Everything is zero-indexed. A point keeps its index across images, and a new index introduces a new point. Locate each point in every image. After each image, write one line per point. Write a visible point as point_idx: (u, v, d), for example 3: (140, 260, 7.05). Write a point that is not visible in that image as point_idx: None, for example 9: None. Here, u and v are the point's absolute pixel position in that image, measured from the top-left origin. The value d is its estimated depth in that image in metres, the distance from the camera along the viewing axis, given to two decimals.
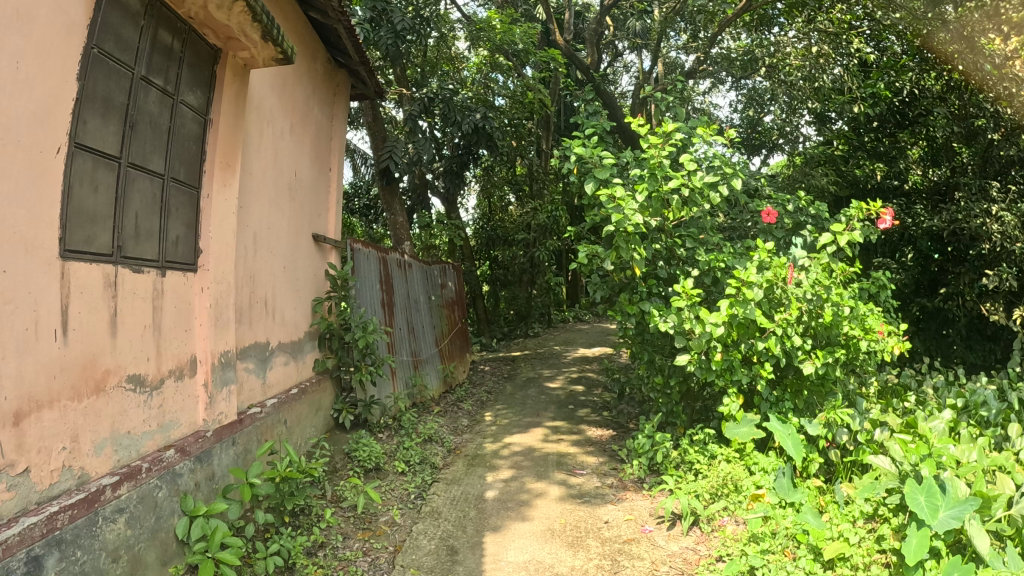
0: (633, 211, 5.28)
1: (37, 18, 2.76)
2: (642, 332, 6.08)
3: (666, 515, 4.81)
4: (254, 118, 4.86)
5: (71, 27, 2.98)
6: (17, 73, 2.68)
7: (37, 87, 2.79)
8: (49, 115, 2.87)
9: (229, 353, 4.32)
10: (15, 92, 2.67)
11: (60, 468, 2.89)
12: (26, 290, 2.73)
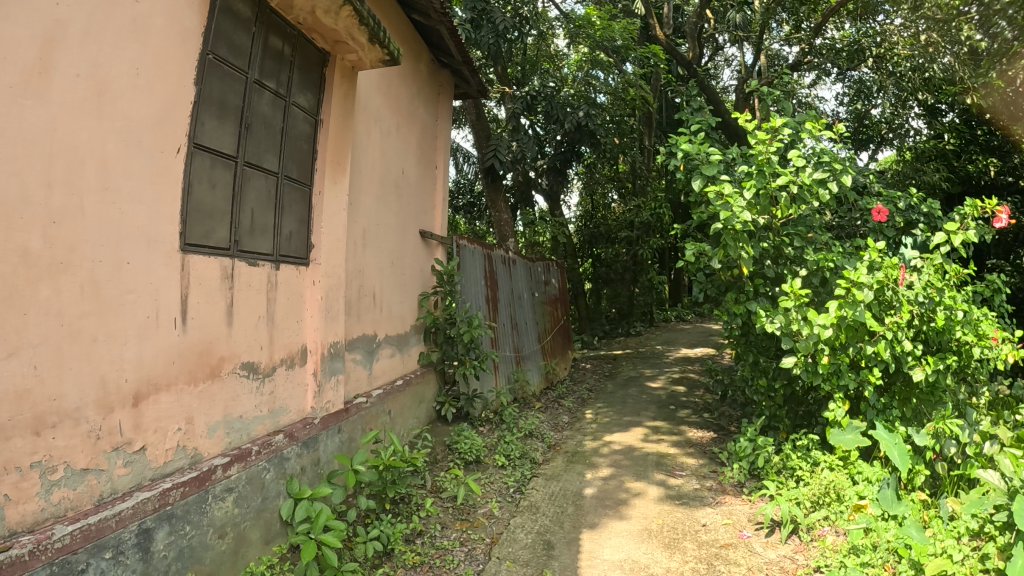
0: (742, 209, 5.16)
1: (154, 27, 2.94)
2: (748, 333, 5.96)
3: (766, 522, 4.67)
4: (363, 118, 5.01)
5: (186, 33, 3.15)
6: (137, 79, 2.86)
7: (155, 91, 2.97)
8: (169, 117, 3.05)
9: (338, 344, 4.48)
10: (136, 96, 2.86)
11: (174, 448, 3.07)
12: (148, 280, 2.92)
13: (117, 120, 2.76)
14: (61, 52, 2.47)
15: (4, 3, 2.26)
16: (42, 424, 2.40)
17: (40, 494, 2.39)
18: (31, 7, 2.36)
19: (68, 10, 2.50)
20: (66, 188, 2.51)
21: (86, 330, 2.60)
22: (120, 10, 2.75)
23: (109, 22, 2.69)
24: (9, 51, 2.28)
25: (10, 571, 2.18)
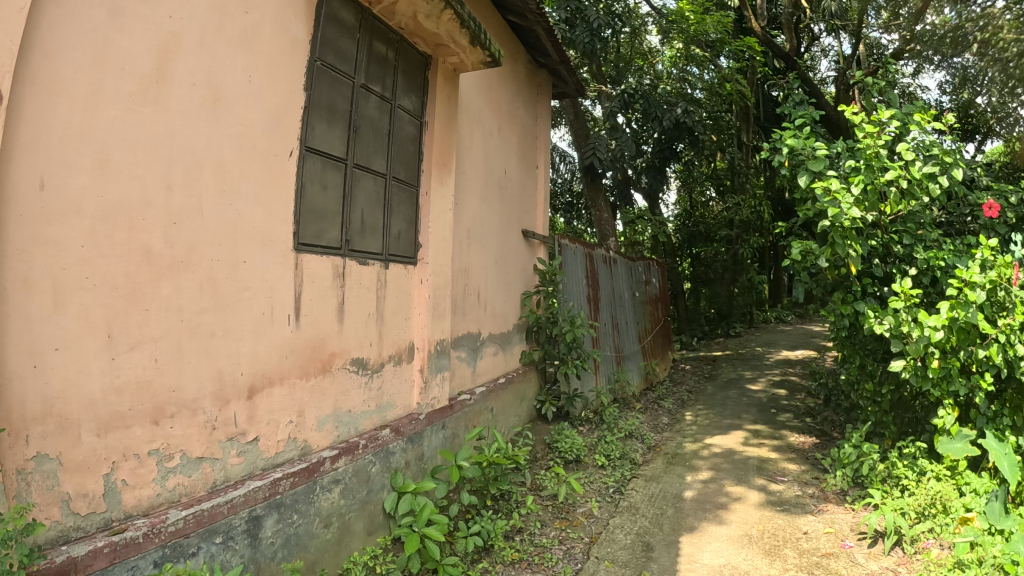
0: (850, 205, 4.95)
1: (264, 37, 3.07)
2: (855, 335, 5.68)
3: (870, 533, 4.48)
4: (465, 119, 5.08)
5: (294, 41, 3.27)
6: (250, 86, 2.99)
7: (267, 97, 3.10)
8: (281, 122, 3.19)
9: (443, 341, 4.56)
10: (249, 103, 2.99)
11: (286, 439, 3.19)
12: (264, 279, 3.05)
13: (231, 125, 2.89)
14: (176, 62, 2.62)
15: (121, 18, 2.40)
16: (161, 414, 2.55)
17: (155, 480, 2.53)
18: (147, 21, 2.50)
19: (181, 22, 2.64)
20: (185, 191, 2.65)
21: (204, 325, 2.74)
22: (231, 22, 2.88)
23: (219, 32, 2.82)
24: (127, 62, 2.43)
25: (125, 552, 2.32)
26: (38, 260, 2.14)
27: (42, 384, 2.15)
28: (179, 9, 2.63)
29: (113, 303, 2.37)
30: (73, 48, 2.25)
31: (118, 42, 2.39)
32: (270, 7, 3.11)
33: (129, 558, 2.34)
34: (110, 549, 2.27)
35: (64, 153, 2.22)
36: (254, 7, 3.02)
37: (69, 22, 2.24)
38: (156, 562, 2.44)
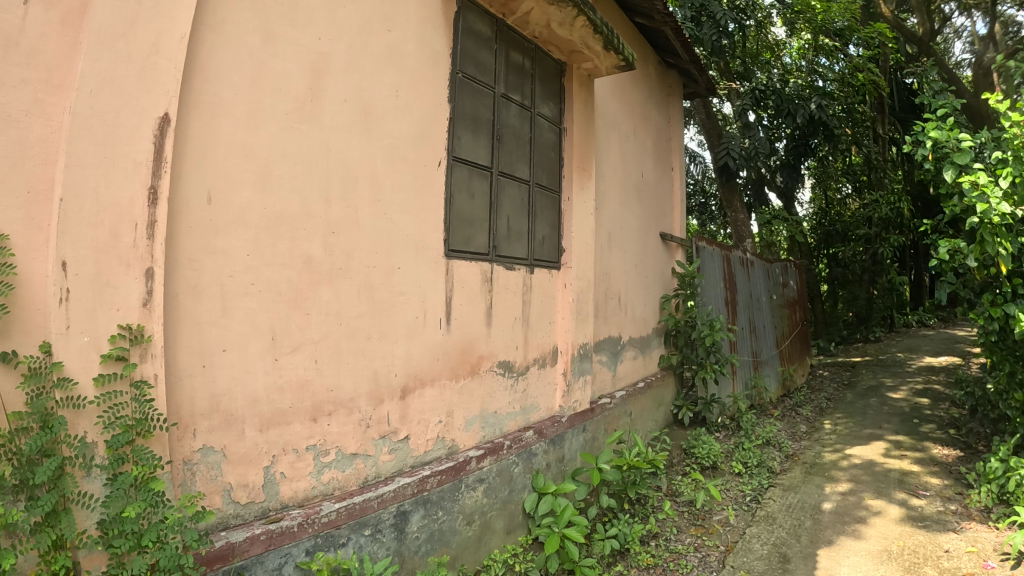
0: (999, 199, 4.63)
1: (407, 53, 3.20)
2: (1003, 339, 5.27)
3: (1013, 553, 4.14)
4: (602, 125, 5.09)
5: (436, 56, 3.39)
6: (397, 101, 3.13)
7: (414, 110, 3.23)
8: (429, 133, 3.31)
9: (586, 344, 4.59)
10: (398, 117, 3.13)
11: (435, 438, 3.31)
12: (417, 284, 3.19)
13: (382, 138, 3.04)
14: (328, 81, 2.78)
15: (275, 43, 2.59)
16: (319, 412, 2.70)
17: (311, 474, 2.68)
18: (298, 44, 2.68)
19: (330, 43, 2.81)
20: (342, 201, 2.82)
21: (361, 328, 2.89)
22: (375, 40, 3.03)
23: (366, 50, 2.97)
24: (282, 83, 2.61)
25: (279, 540, 2.45)
26: (206, 267, 2.34)
27: (210, 382, 2.34)
28: (327, 31, 2.80)
29: (276, 307, 2.55)
30: (232, 73, 2.45)
31: (273, 65, 2.58)
32: (412, 24, 3.24)
33: (283, 545, 2.47)
34: (266, 536, 2.41)
35: (229, 169, 2.42)
36: (397, 25, 3.16)
37: (227, 49, 2.44)
38: (309, 551, 2.56)
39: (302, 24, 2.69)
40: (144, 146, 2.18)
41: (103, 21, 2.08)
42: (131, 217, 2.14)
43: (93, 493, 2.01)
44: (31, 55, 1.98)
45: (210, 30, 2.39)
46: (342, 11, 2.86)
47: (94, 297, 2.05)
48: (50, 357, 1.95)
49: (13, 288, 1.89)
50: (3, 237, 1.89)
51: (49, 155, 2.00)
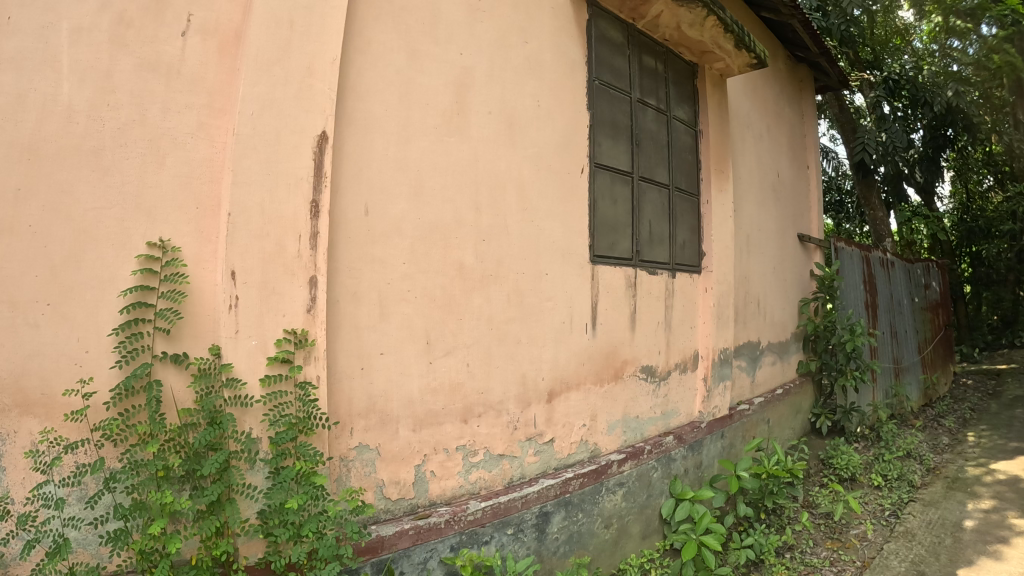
0: None
1: (544, 64, 3.11)
2: None
3: None
4: (735, 125, 4.93)
5: (573, 64, 3.28)
6: (539, 110, 3.05)
7: (557, 117, 3.14)
8: (572, 139, 3.21)
9: (727, 349, 4.37)
10: (539, 126, 3.05)
11: (578, 441, 3.19)
12: (564, 288, 3.11)
13: (528, 148, 2.98)
14: (473, 95, 2.77)
15: (420, 60, 2.61)
16: (470, 413, 2.68)
17: (460, 473, 2.65)
18: (442, 60, 2.69)
19: (472, 57, 2.79)
20: (492, 210, 2.80)
21: (512, 332, 2.86)
22: (513, 52, 2.97)
23: (506, 61, 2.94)
24: (430, 98, 2.63)
25: (427, 535, 2.44)
26: (366, 275, 2.40)
27: (368, 385, 2.38)
28: (468, 45, 2.79)
29: (432, 313, 2.58)
30: (382, 90, 2.51)
31: (420, 81, 2.61)
32: (548, 35, 3.14)
33: (429, 540, 2.45)
34: (414, 531, 2.41)
35: (384, 182, 2.47)
36: (534, 35, 3.07)
37: (374, 68, 2.49)
38: (453, 547, 2.52)
39: (444, 41, 2.70)
40: (304, 163, 2.27)
41: (258, 48, 2.20)
42: (295, 229, 2.24)
43: (257, 485, 2.16)
44: (193, 83, 2.26)
45: (357, 52, 2.45)
46: (482, 25, 2.84)
47: (262, 303, 2.19)
48: (221, 359, 2.13)
49: (184, 294, 2.16)
50: (175, 249, 2.18)
51: (214, 173, 2.27)
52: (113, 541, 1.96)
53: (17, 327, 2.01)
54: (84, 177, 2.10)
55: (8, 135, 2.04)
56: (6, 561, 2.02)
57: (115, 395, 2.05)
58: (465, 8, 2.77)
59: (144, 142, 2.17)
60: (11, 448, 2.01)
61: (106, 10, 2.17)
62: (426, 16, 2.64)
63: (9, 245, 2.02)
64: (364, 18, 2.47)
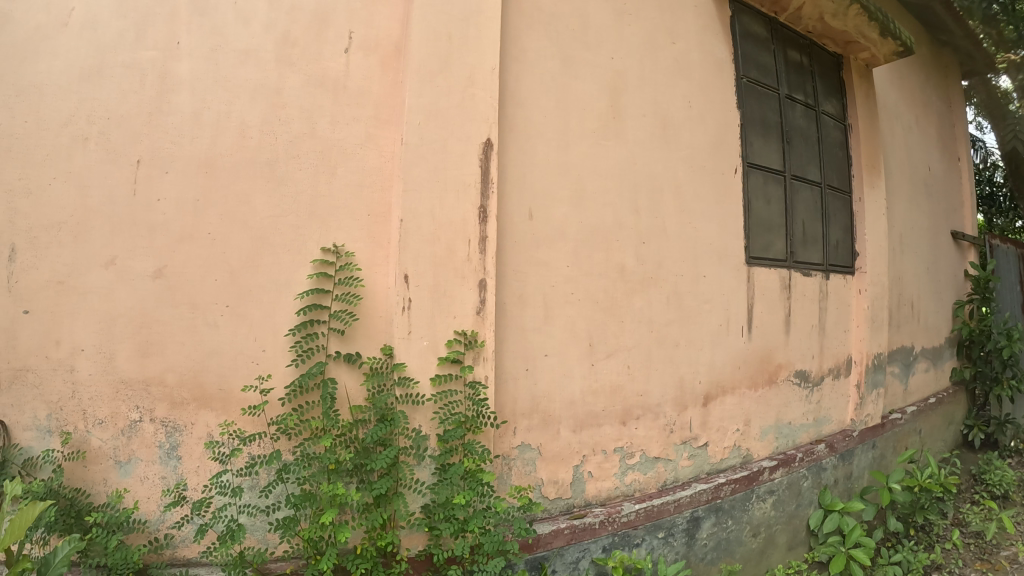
0: None
1: (693, 65, 2.93)
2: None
3: None
4: (885, 117, 4.69)
5: (717, 60, 3.05)
6: (690, 110, 2.88)
7: (708, 119, 2.94)
8: (726, 139, 3.00)
9: (880, 354, 4.04)
10: (692, 126, 2.88)
11: (731, 446, 2.99)
12: (722, 291, 2.89)
13: (681, 150, 2.81)
14: (627, 98, 2.67)
15: (574, 66, 2.55)
16: (628, 415, 2.60)
17: (615, 474, 2.59)
18: (594, 65, 2.61)
19: (623, 61, 2.69)
20: (651, 213, 2.67)
21: (670, 336, 2.71)
22: (662, 52, 2.83)
23: (655, 65, 2.79)
24: (587, 102, 2.56)
25: (582, 535, 2.40)
26: (532, 278, 2.37)
27: (532, 384, 2.37)
28: (619, 49, 2.69)
29: (595, 315, 2.50)
30: (541, 97, 2.46)
31: (576, 86, 2.55)
32: (694, 34, 2.97)
33: (583, 540, 2.41)
34: (570, 530, 2.38)
35: (547, 186, 2.42)
36: (681, 35, 2.91)
37: (530, 75, 2.45)
38: (606, 548, 2.47)
39: (594, 46, 2.62)
40: (472, 170, 2.26)
41: (421, 60, 2.24)
42: (465, 234, 2.23)
43: (423, 479, 2.21)
44: (360, 96, 2.31)
45: (513, 61, 2.42)
46: (630, 28, 2.73)
47: (434, 306, 2.20)
48: (393, 358, 2.17)
49: (358, 297, 2.21)
50: (348, 254, 2.24)
51: (384, 181, 2.29)
52: (283, 528, 2.07)
53: (199, 327, 2.19)
54: (260, 186, 2.22)
55: (186, 151, 2.23)
56: (176, 542, 2.21)
57: (291, 391, 2.15)
58: (611, 12, 2.68)
59: (314, 154, 2.26)
60: (187, 437, 2.19)
61: (272, 31, 2.29)
62: (575, 22, 2.58)
63: (191, 251, 2.20)
64: (517, 28, 2.44)
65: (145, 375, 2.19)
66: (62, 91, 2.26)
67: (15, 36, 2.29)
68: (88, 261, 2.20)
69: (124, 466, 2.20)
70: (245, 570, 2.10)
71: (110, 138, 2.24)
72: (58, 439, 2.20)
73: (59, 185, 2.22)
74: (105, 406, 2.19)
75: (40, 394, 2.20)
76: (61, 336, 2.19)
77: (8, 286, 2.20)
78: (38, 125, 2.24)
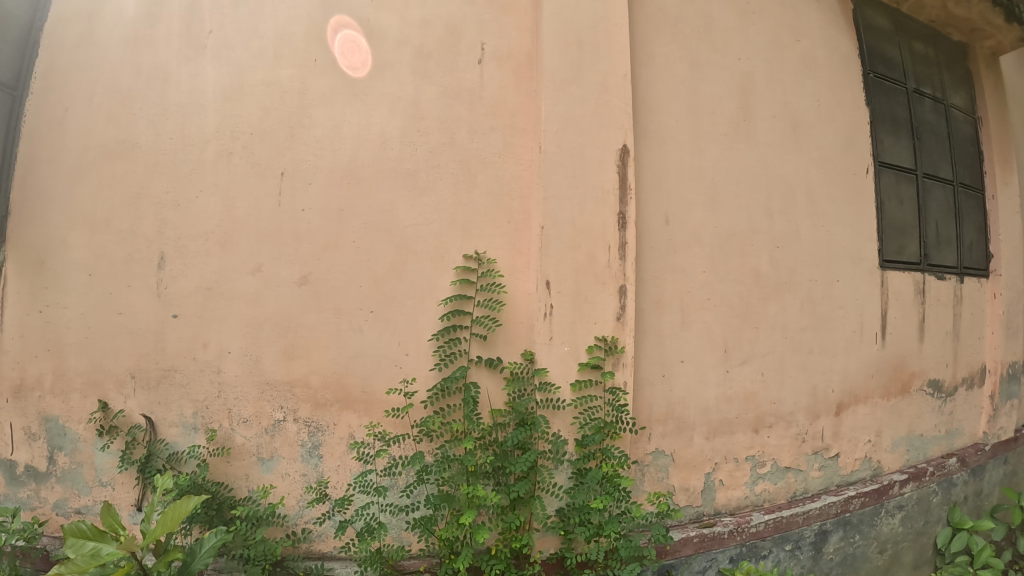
0: None
1: (819, 62, 2.83)
2: None
3: None
4: (1016, 109, 4.45)
5: (843, 57, 2.94)
6: (819, 110, 2.79)
7: (837, 118, 2.84)
8: (856, 139, 2.90)
9: (1015, 364, 3.84)
10: (823, 126, 2.79)
11: (862, 458, 2.88)
12: (855, 296, 2.80)
13: (812, 150, 2.73)
14: (757, 100, 2.61)
15: (702, 68, 2.51)
16: (761, 423, 2.54)
17: (746, 483, 2.52)
18: (722, 67, 2.56)
19: (751, 61, 2.63)
20: (785, 216, 2.61)
21: (804, 342, 2.64)
22: (790, 51, 2.74)
23: (782, 63, 2.71)
24: (718, 105, 2.52)
25: (710, 544, 2.35)
26: (669, 284, 2.35)
27: (668, 390, 2.34)
28: (745, 49, 2.62)
29: (730, 321, 2.46)
30: (672, 100, 2.43)
31: (706, 89, 2.50)
32: (819, 30, 2.86)
33: (711, 549, 2.35)
34: (698, 539, 2.33)
35: (682, 192, 2.40)
36: (806, 33, 2.81)
37: (661, 79, 2.43)
38: (733, 559, 2.40)
39: (721, 48, 2.56)
40: (609, 175, 2.25)
41: (554, 68, 2.24)
42: (605, 241, 2.22)
43: (560, 483, 2.20)
44: (496, 105, 2.32)
45: (643, 65, 2.40)
46: (755, 27, 2.66)
47: (575, 312, 2.20)
48: (534, 363, 2.19)
49: (500, 303, 2.21)
50: (490, 260, 2.25)
51: (524, 189, 2.29)
52: (421, 527, 2.11)
53: (343, 331, 2.25)
54: (403, 195, 2.27)
55: (329, 162, 2.29)
56: (313, 536, 2.27)
57: (433, 394, 2.17)
58: (736, 12, 2.61)
59: (455, 163, 2.28)
60: (330, 437, 2.25)
61: (405, 46, 2.33)
62: (701, 24, 2.53)
63: (336, 259, 2.26)
64: (645, 32, 2.42)
65: (291, 376, 2.26)
66: (205, 109, 2.38)
67: (158, 59, 2.43)
68: (236, 269, 2.30)
69: (267, 463, 2.29)
70: (381, 566, 2.13)
71: (253, 152, 2.32)
72: (203, 435, 2.31)
73: (205, 197, 2.34)
74: (250, 405, 2.29)
75: (187, 393, 2.33)
76: (208, 339, 2.31)
77: (158, 292, 2.35)
78: (182, 141, 2.38)
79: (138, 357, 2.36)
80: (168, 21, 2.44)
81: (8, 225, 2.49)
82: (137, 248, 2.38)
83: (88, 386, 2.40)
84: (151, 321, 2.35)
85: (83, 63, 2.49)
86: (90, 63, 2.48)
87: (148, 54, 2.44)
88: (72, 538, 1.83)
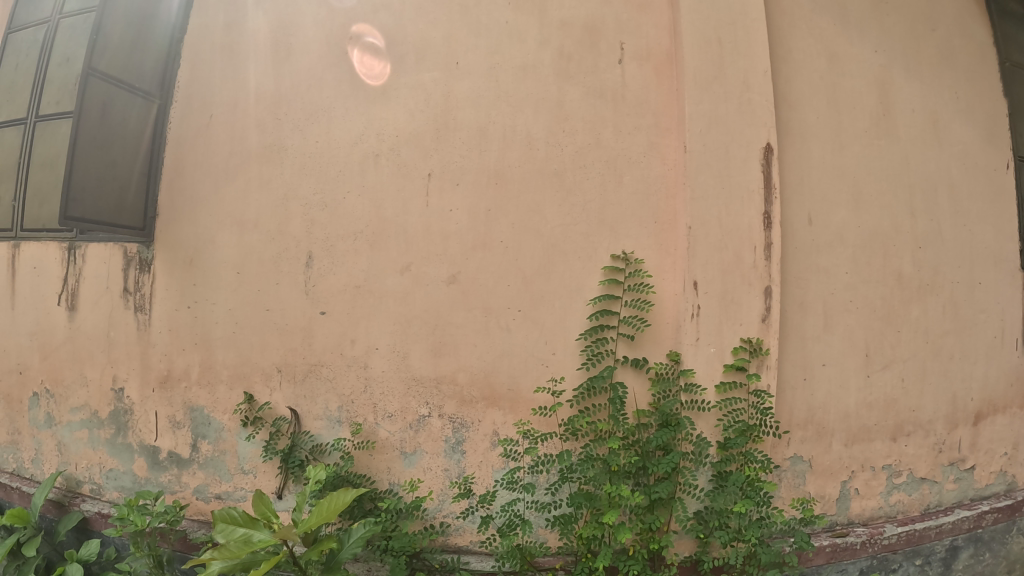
0: None
1: (956, 53, 2.75)
2: None
3: None
4: None
5: (982, 49, 2.84)
6: (958, 104, 2.72)
7: (977, 113, 2.76)
8: (996, 133, 2.81)
9: None
10: (962, 122, 2.72)
11: (997, 471, 2.77)
12: (997, 300, 2.73)
13: (952, 147, 2.67)
14: (897, 94, 2.57)
15: (841, 63, 2.49)
16: (899, 431, 2.51)
17: (880, 493, 2.49)
18: (860, 61, 2.53)
19: (889, 54, 2.59)
20: (927, 216, 2.57)
21: (946, 347, 2.59)
22: (927, 42, 2.68)
23: (920, 57, 2.65)
24: (858, 100, 2.50)
25: (842, 555, 2.32)
26: (813, 285, 2.36)
27: (809, 395, 2.36)
28: (883, 42, 2.58)
29: (872, 324, 2.45)
30: (812, 98, 2.44)
31: (846, 85, 2.49)
32: (955, 18, 2.78)
33: (842, 560, 2.32)
34: (831, 548, 2.30)
35: (826, 191, 2.40)
36: (941, 22, 2.74)
37: (802, 76, 2.43)
38: (864, 571, 2.35)
39: (858, 40, 2.54)
40: (754, 175, 2.26)
41: (697, 66, 2.26)
42: (751, 241, 2.25)
43: (700, 485, 2.21)
44: (639, 105, 2.34)
45: (782, 62, 2.41)
46: (890, 18, 2.61)
47: (722, 313, 2.23)
48: (680, 364, 2.23)
49: (648, 304, 2.23)
50: (637, 261, 2.28)
51: (670, 189, 2.30)
52: (561, 524, 2.15)
53: (491, 329, 2.33)
54: (551, 195, 2.33)
55: (476, 163, 2.36)
56: (450, 530, 2.34)
57: (579, 393, 2.23)
58: (870, 4, 2.58)
59: (600, 164, 2.32)
60: (473, 434, 2.34)
61: (546, 47, 2.38)
62: (838, 17, 2.51)
63: (484, 259, 2.34)
64: (782, 27, 2.42)
65: (439, 373, 2.36)
66: (350, 115, 2.46)
67: (302, 66, 2.52)
68: (385, 268, 2.39)
69: (410, 457, 2.38)
70: (518, 562, 2.17)
71: (400, 154, 2.41)
72: (348, 429, 2.41)
73: (353, 197, 2.43)
74: (396, 400, 2.39)
75: (333, 387, 2.44)
76: (356, 336, 2.42)
77: (306, 290, 2.46)
78: (329, 144, 2.47)
79: (286, 351, 2.48)
80: (310, 29, 2.52)
81: (155, 226, 2.64)
82: (286, 247, 2.49)
83: (236, 377, 2.53)
84: (300, 317, 2.46)
85: (226, 73, 2.60)
86: (232, 72, 2.59)
87: (291, 62, 2.53)
88: (222, 523, 1.81)
